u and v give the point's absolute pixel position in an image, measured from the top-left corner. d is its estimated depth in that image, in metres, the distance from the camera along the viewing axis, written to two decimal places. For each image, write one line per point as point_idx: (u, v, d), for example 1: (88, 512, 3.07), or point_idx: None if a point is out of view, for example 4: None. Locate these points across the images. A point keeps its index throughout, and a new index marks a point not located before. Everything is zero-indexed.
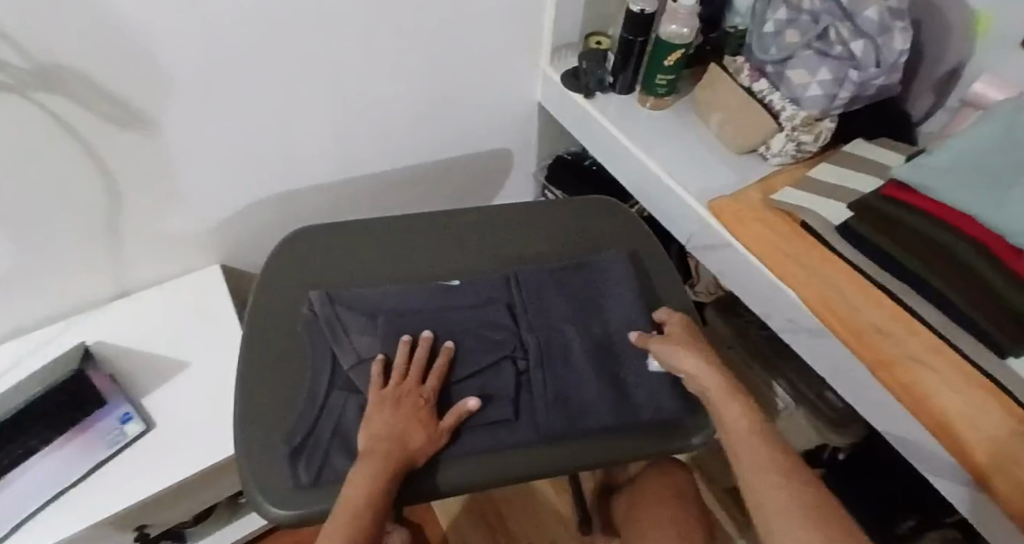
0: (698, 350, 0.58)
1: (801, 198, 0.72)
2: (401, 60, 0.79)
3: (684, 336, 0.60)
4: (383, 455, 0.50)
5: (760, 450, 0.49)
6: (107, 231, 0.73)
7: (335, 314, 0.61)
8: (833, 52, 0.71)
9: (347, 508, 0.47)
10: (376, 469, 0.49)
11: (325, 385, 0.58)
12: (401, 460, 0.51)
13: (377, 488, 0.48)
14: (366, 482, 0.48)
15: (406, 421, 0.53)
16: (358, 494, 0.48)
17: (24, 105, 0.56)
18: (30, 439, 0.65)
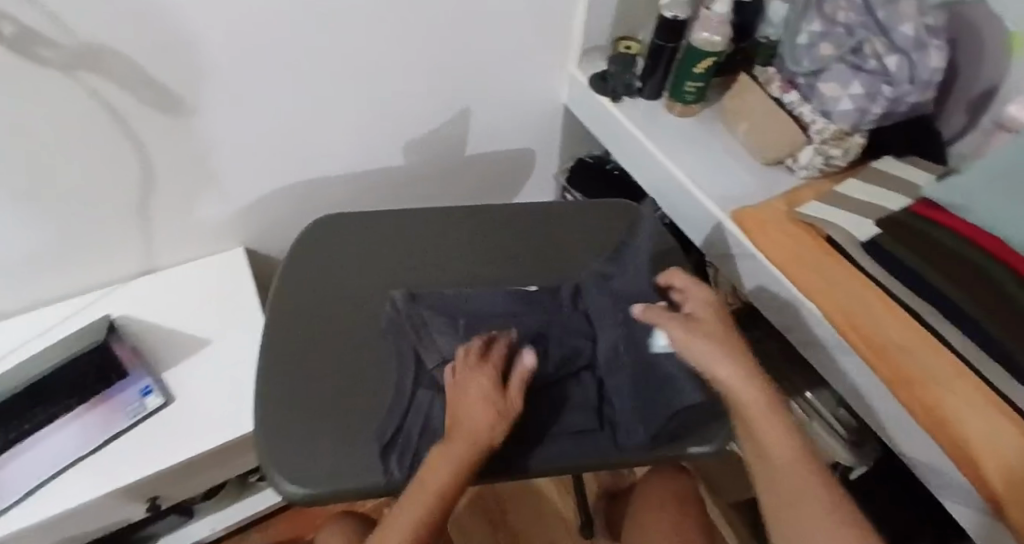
0: (730, 340, 0.55)
1: (827, 212, 0.71)
2: (433, 55, 0.79)
3: (712, 320, 0.57)
4: (462, 439, 0.49)
5: (800, 481, 0.47)
6: (138, 209, 0.75)
7: (419, 315, 0.62)
8: (867, 66, 0.71)
9: (424, 492, 0.48)
10: (457, 452, 0.49)
11: (411, 384, 0.59)
12: (478, 441, 0.50)
13: (457, 471, 0.48)
14: (446, 467, 0.48)
15: (476, 399, 0.51)
16: (438, 478, 0.48)
17: (66, 82, 0.57)
18: (55, 406, 0.68)
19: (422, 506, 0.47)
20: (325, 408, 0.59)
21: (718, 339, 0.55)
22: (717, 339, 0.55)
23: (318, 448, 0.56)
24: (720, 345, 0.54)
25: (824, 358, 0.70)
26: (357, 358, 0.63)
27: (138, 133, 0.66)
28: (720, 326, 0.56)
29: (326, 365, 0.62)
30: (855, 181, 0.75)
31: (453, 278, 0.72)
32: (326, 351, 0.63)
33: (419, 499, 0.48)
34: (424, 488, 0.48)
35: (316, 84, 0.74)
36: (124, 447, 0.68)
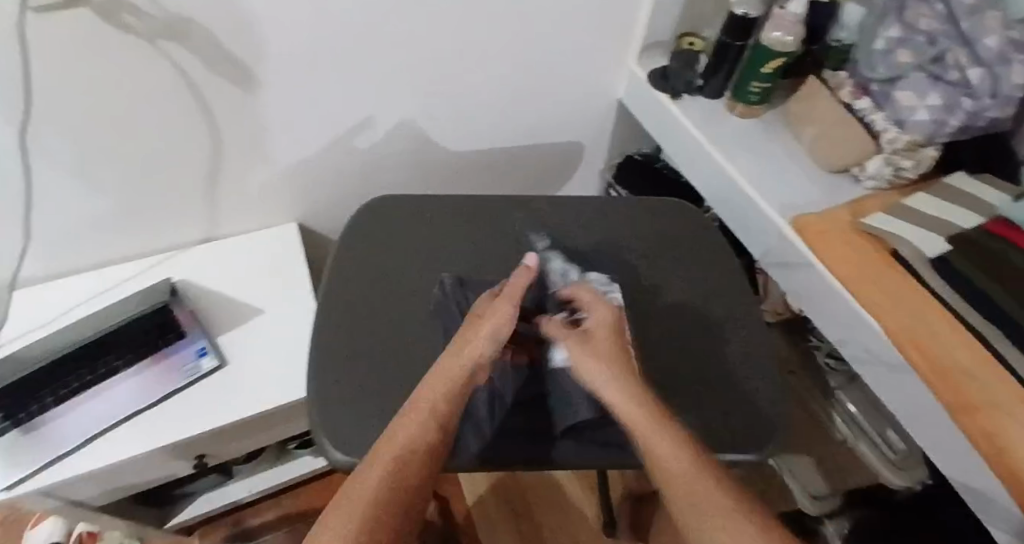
0: (619, 359, 0.52)
1: (895, 225, 0.68)
2: (496, 44, 0.79)
3: (606, 336, 0.54)
4: (443, 377, 0.51)
5: (694, 487, 0.42)
6: (202, 179, 0.77)
7: (465, 298, 0.64)
8: (948, 77, 0.67)
9: (396, 439, 0.46)
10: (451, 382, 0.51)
11: None
12: (462, 367, 0.51)
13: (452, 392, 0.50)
14: (423, 408, 0.48)
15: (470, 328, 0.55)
16: (417, 416, 0.48)
17: (151, 53, 0.59)
18: (115, 360, 0.71)
19: (393, 453, 0.44)
20: (379, 385, 0.61)
21: (597, 352, 0.53)
22: (602, 353, 0.52)
23: (369, 423, 0.58)
24: (596, 359, 0.52)
25: (878, 374, 0.67)
26: (408, 337, 0.64)
27: (211, 105, 0.68)
28: (613, 335, 0.54)
29: (380, 341, 0.64)
30: (925, 195, 0.72)
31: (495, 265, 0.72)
32: (379, 328, 0.65)
33: (395, 441, 0.45)
34: (397, 438, 0.46)
35: (376, 68, 0.74)
36: (178, 405, 0.71)
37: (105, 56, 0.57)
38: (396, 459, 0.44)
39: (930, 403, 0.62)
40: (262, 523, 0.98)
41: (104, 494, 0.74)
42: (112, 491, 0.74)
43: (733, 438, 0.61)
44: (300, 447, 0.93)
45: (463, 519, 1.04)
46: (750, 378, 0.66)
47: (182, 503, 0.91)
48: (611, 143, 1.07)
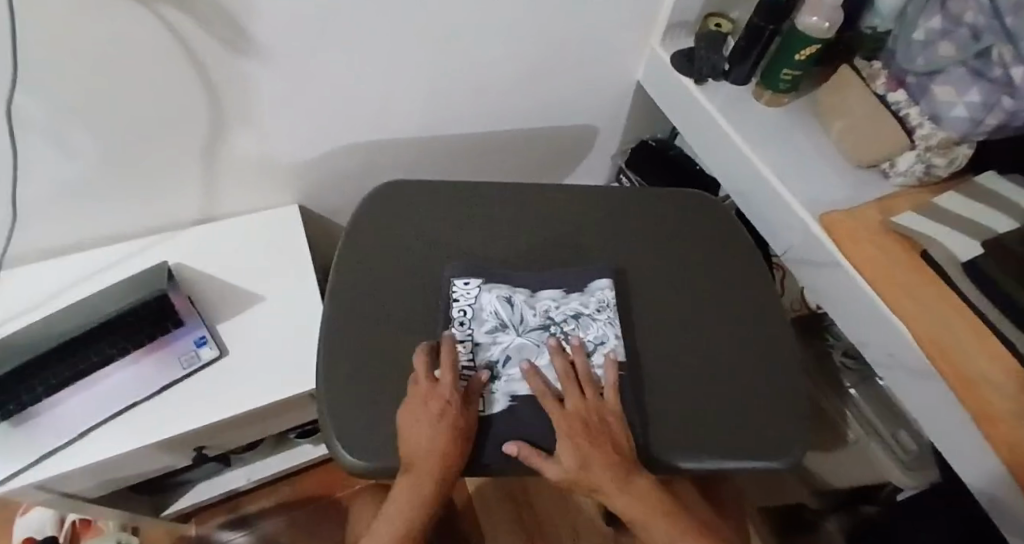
0: (600, 461, 0.53)
1: (925, 225, 0.66)
2: (516, 21, 0.74)
3: (583, 449, 0.53)
4: (409, 477, 0.53)
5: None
6: (200, 155, 0.72)
7: (463, 308, 0.62)
8: (990, 74, 0.64)
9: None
10: (413, 481, 0.53)
11: None
12: (438, 470, 0.53)
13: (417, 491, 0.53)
14: (406, 510, 0.53)
15: (434, 427, 0.52)
16: (402, 519, 0.53)
17: (151, 19, 0.54)
18: (109, 348, 0.67)
19: None
20: (388, 384, 0.58)
21: (587, 469, 0.53)
22: (583, 466, 0.53)
23: (377, 423, 0.55)
24: (588, 468, 0.53)
25: (899, 379, 0.66)
26: (413, 333, 0.61)
27: (212, 76, 0.63)
28: (583, 428, 0.54)
29: (379, 339, 0.60)
30: (953, 193, 0.69)
31: (505, 259, 0.69)
32: (385, 324, 0.62)
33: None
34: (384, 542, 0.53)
35: (386, 42, 0.69)
36: (177, 396, 0.68)
37: (97, 21, 0.52)
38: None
39: (953, 411, 0.61)
40: (258, 510, 0.96)
41: (98, 485, 0.71)
42: (105, 483, 0.71)
43: (750, 445, 0.59)
44: (300, 436, 0.90)
45: (464, 505, 1.03)
46: (769, 381, 0.64)
47: (178, 490, 0.89)
48: (625, 129, 1.03)
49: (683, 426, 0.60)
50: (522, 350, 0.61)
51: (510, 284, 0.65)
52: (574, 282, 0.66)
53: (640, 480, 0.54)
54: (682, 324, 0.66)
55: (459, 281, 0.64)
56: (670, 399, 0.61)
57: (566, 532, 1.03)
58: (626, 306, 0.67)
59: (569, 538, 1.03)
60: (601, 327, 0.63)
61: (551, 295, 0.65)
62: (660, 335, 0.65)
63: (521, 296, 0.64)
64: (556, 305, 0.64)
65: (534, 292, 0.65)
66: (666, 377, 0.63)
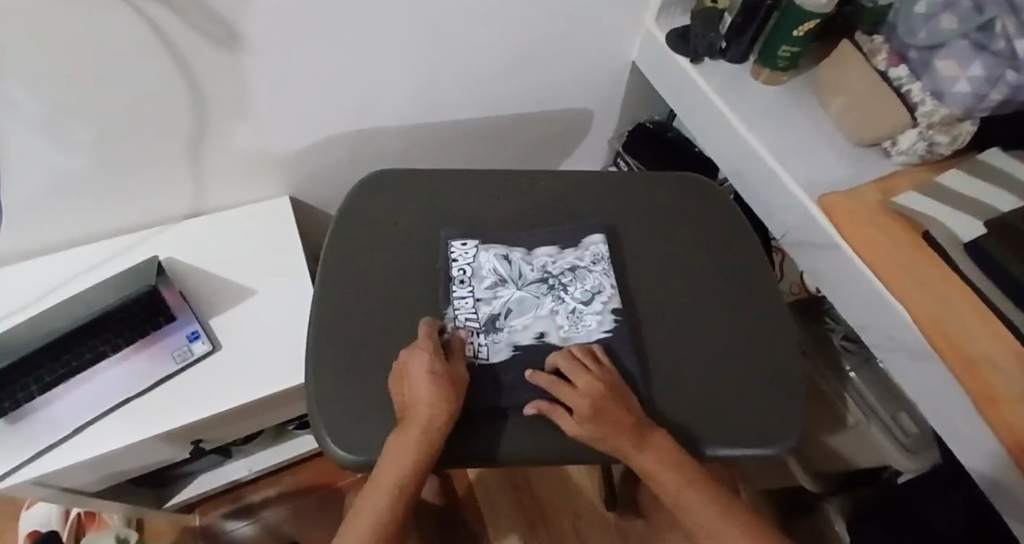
0: (620, 424, 0.51)
1: (926, 205, 0.65)
2: (507, 4, 0.72)
3: (604, 414, 0.51)
4: (401, 442, 0.50)
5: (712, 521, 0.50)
6: (188, 149, 0.71)
7: (462, 266, 0.63)
8: (993, 47, 0.61)
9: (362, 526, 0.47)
10: (404, 446, 0.50)
11: (449, 321, 0.60)
12: (429, 427, 0.50)
13: (408, 459, 0.50)
14: (397, 466, 0.49)
15: (420, 381, 0.52)
16: (392, 478, 0.49)
17: (124, 11, 0.52)
18: (101, 344, 0.67)
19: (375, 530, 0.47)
20: (379, 374, 0.57)
21: (600, 421, 0.51)
22: (602, 430, 0.51)
23: (367, 414, 0.55)
24: (599, 418, 0.51)
25: (899, 363, 0.65)
26: (405, 320, 0.61)
27: (193, 68, 0.62)
28: (604, 391, 0.53)
29: (370, 325, 0.60)
30: (956, 171, 0.67)
31: (502, 223, 0.69)
32: (374, 312, 0.61)
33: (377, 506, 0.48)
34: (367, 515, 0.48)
35: (371, 28, 0.67)
36: (171, 392, 0.68)
37: (69, 14, 0.50)
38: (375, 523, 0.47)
39: (955, 395, 0.60)
40: (261, 500, 0.97)
41: (99, 480, 0.72)
42: (106, 477, 0.72)
43: (747, 432, 0.58)
44: (299, 428, 0.91)
45: (464, 494, 1.04)
46: (767, 364, 0.63)
47: (180, 482, 0.89)
48: (620, 111, 1.01)
49: (679, 412, 0.59)
50: (522, 303, 0.62)
51: (507, 243, 0.66)
52: (568, 238, 0.66)
53: (658, 436, 0.52)
54: (678, 304, 0.66)
55: (457, 242, 0.65)
56: (664, 385, 0.60)
57: (568, 516, 1.04)
58: (622, 269, 0.67)
59: (571, 522, 1.03)
60: (597, 277, 0.64)
61: (546, 252, 0.65)
62: (656, 318, 0.64)
63: (518, 254, 0.64)
64: (552, 260, 0.65)
65: (530, 249, 0.65)
66: (665, 341, 0.63)
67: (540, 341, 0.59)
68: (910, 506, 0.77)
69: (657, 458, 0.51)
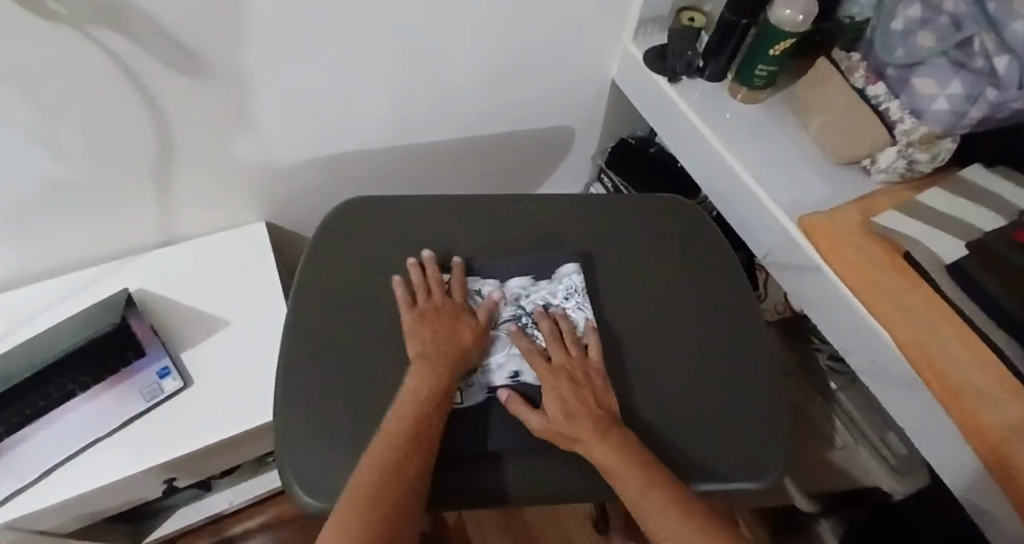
0: (586, 410, 0.52)
1: (906, 225, 0.64)
2: (480, 24, 0.71)
3: (570, 405, 0.53)
4: (417, 391, 0.52)
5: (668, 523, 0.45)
6: (155, 176, 0.70)
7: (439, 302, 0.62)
8: (972, 65, 0.60)
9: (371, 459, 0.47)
10: (429, 374, 0.54)
11: None
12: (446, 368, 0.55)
13: (430, 399, 0.52)
14: (425, 391, 0.52)
15: (432, 331, 0.57)
16: (416, 407, 0.51)
17: (80, 38, 0.51)
18: (68, 383, 0.66)
19: (374, 473, 0.46)
20: (348, 413, 0.56)
21: (563, 408, 0.53)
22: (566, 412, 0.53)
23: (338, 456, 0.53)
24: (564, 413, 0.53)
25: (883, 386, 0.64)
26: (375, 356, 0.59)
27: (156, 94, 0.60)
28: (568, 380, 0.55)
29: (338, 364, 0.58)
30: (937, 190, 0.67)
31: (473, 250, 0.68)
32: (342, 351, 0.59)
33: (403, 428, 0.49)
34: (374, 455, 0.48)
35: (341, 51, 0.66)
36: (140, 430, 0.66)
37: (24, 44, 0.49)
38: (396, 445, 0.48)
39: (940, 420, 0.58)
40: (244, 530, 0.95)
41: (73, 521, 0.70)
42: (79, 518, 0.70)
43: (732, 465, 0.57)
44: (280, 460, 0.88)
45: (456, 525, 1.01)
46: (748, 392, 0.61)
47: (160, 516, 0.88)
48: (601, 128, 1.00)
49: (659, 443, 0.57)
50: (495, 341, 0.60)
51: (479, 277, 0.65)
52: (541, 269, 0.66)
53: (620, 435, 0.51)
54: (654, 332, 0.64)
55: (427, 279, 0.63)
56: (642, 418, 0.59)
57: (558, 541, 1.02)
58: (597, 299, 0.66)
59: None
60: (571, 312, 0.63)
61: (520, 284, 0.65)
62: (635, 348, 0.63)
63: (489, 286, 0.64)
64: (525, 294, 0.64)
65: (502, 281, 0.65)
66: (645, 371, 0.62)
67: (514, 382, 0.58)
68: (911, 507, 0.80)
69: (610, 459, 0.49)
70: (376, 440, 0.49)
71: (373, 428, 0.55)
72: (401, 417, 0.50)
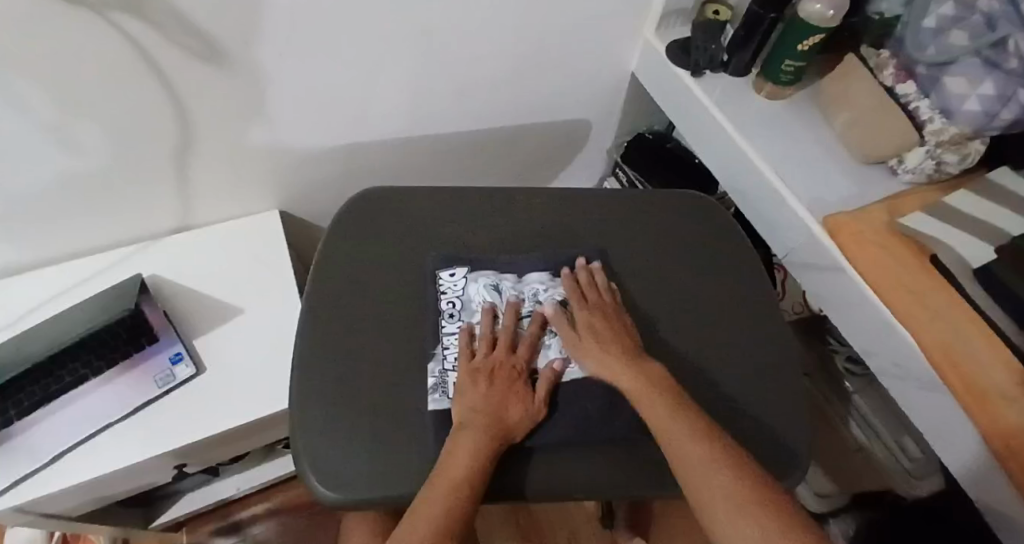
0: (624, 350, 0.55)
1: (933, 227, 0.63)
2: (502, 14, 0.70)
3: (610, 340, 0.56)
4: (462, 444, 0.49)
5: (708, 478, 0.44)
6: (173, 162, 0.69)
7: (458, 294, 0.61)
8: (1006, 64, 0.59)
9: (418, 519, 0.44)
10: (477, 437, 0.50)
11: (438, 353, 0.58)
12: (496, 431, 0.51)
13: (477, 460, 0.48)
14: (471, 450, 0.48)
15: (484, 387, 0.53)
16: (462, 463, 0.48)
17: (99, 23, 0.49)
18: (81, 368, 0.65)
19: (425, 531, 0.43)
20: (363, 404, 0.55)
21: (603, 342, 0.56)
22: (602, 345, 0.55)
23: (351, 446, 0.53)
24: (604, 344, 0.56)
25: (904, 389, 0.63)
26: (391, 347, 0.59)
27: (175, 83, 0.59)
28: (604, 320, 0.58)
29: (355, 356, 0.58)
30: (965, 191, 0.65)
31: (491, 243, 0.67)
32: (358, 344, 0.58)
33: (450, 485, 0.46)
34: (421, 512, 0.44)
35: (361, 39, 0.65)
36: (152, 416, 0.66)
37: (44, 28, 0.48)
38: (443, 501, 0.45)
39: (965, 427, 0.57)
40: (251, 516, 0.95)
41: (84, 504, 0.69)
42: (91, 501, 0.69)
43: None
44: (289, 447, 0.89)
45: None
46: (769, 393, 0.60)
47: (169, 501, 0.88)
48: (619, 122, 0.99)
49: None
50: None
51: (496, 269, 0.64)
52: (560, 264, 0.65)
53: (649, 368, 0.53)
54: (675, 332, 0.63)
55: (444, 273, 0.62)
56: None
57: (564, 534, 1.01)
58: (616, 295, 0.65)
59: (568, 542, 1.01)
60: None
61: (539, 278, 0.63)
62: (655, 347, 0.62)
63: (508, 281, 0.62)
64: (544, 289, 0.62)
65: (520, 275, 0.63)
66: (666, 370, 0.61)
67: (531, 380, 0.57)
68: (942, 511, 0.78)
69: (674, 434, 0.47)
70: (423, 498, 0.46)
71: (388, 419, 0.54)
72: (447, 474, 0.47)
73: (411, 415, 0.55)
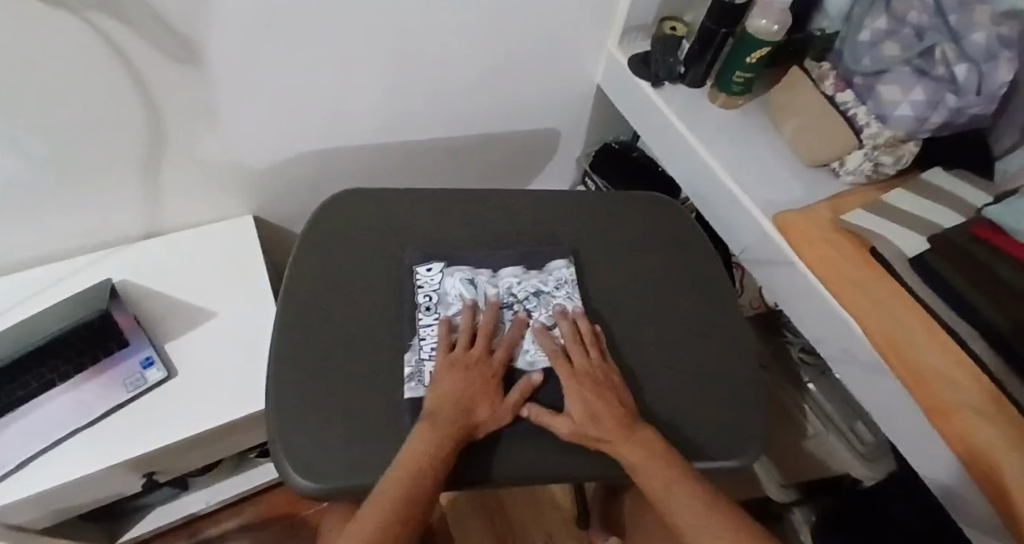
0: (596, 374, 0.57)
1: (873, 222, 0.68)
2: (471, 24, 0.73)
3: (585, 370, 0.58)
4: (430, 429, 0.51)
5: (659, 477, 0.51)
6: (145, 165, 0.69)
7: (435, 288, 0.64)
8: (934, 72, 0.65)
9: (382, 502, 0.47)
10: (444, 426, 0.52)
11: (415, 345, 0.60)
12: (462, 423, 0.53)
13: (441, 447, 0.51)
14: (437, 436, 0.51)
15: (458, 381, 0.55)
16: (428, 447, 0.50)
17: (74, 20, 0.50)
18: (48, 372, 0.64)
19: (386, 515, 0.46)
20: (340, 398, 0.56)
21: (580, 373, 0.57)
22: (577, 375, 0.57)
23: (329, 441, 0.53)
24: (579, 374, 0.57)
25: (854, 373, 0.68)
26: (369, 342, 0.60)
27: (150, 85, 0.60)
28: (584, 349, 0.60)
29: (334, 351, 0.59)
30: (902, 190, 0.71)
31: (465, 242, 0.69)
32: (337, 339, 0.60)
33: (414, 466, 0.49)
34: (388, 493, 0.47)
35: (336, 45, 0.67)
36: (121, 421, 0.65)
37: (21, 25, 0.49)
38: (407, 483, 0.48)
39: (908, 404, 0.62)
40: (221, 531, 0.93)
41: (49, 516, 0.68)
42: (55, 512, 0.68)
43: (714, 445, 0.59)
44: (261, 456, 0.88)
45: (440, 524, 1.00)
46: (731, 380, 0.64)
47: (135, 515, 0.86)
48: (585, 132, 1.03)
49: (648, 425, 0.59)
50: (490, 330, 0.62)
51: (471, 265, 0.66)
52: (534, 260, 0.67)
53: (614, 386, 0.57)
54: (643, 322, 0.66)
55: (421, 268, 0.65)
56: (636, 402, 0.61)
57: (540, 536, 1.02)
58: (585, 290, 0.68)
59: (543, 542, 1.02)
60: (561, 302, 0.65)
61: (513, 273, 0.66)
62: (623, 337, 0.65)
63: (483, 276, 0.65)
64: (518, 282, 0.65)
65: (495, 270, 0.66)
66: (635, 357, 0.64)
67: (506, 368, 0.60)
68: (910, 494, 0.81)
69: (641, 457, 0.52)
70: (388, 479, 0.49)
71: (366, 413, 0.55)
72: (413, 455, 0.50)
73: (389, 406, 0.56)
